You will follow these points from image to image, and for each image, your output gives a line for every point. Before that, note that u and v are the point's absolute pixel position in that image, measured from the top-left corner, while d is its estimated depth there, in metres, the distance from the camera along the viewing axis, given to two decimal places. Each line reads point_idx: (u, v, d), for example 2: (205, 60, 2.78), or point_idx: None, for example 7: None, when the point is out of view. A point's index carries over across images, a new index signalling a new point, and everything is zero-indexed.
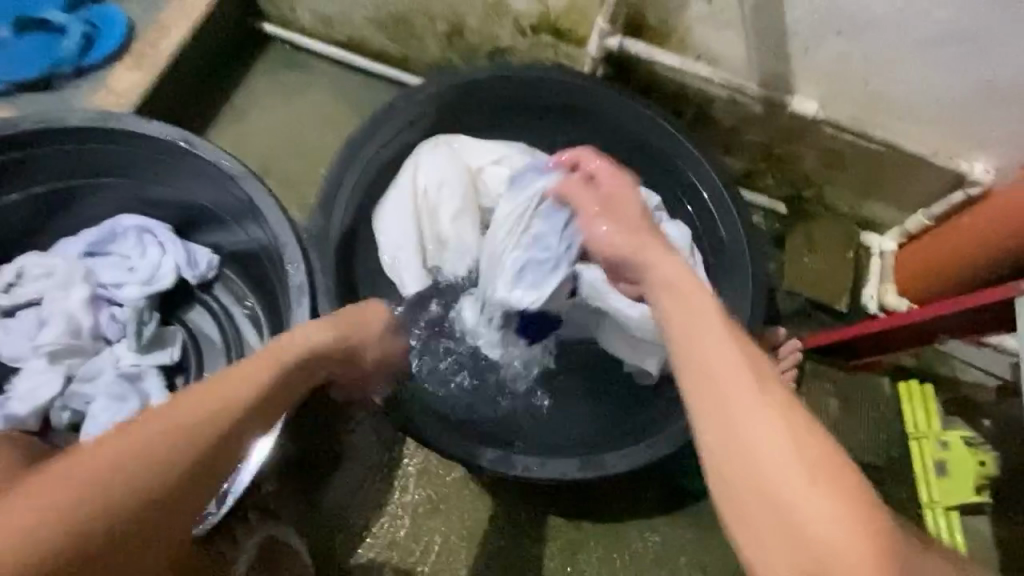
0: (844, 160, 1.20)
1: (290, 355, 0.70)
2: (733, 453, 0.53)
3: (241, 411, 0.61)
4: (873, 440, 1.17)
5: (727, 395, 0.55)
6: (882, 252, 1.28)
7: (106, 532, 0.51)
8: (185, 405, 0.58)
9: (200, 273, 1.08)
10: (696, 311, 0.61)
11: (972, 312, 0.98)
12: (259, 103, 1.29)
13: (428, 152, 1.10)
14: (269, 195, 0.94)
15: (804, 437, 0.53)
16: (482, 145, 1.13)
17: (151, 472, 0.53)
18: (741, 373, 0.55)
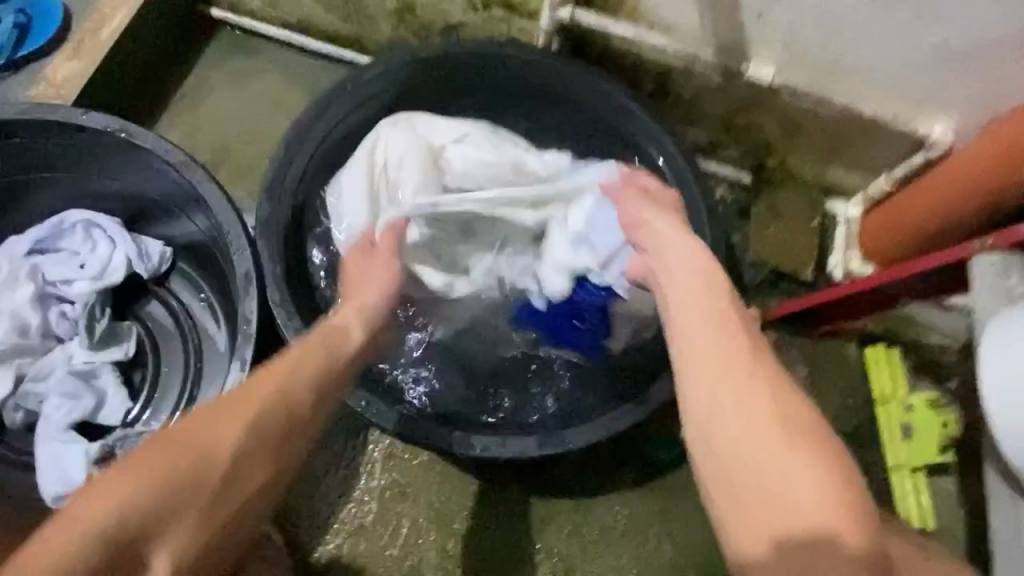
0: (804, 127, 1.19)
1: (329, 349, 0.78)
2: (716, 418, 0.62)
3: (275, 405, 0.71)
4: (839, 405, 1.17)
5: (717, 369, 0.63)
6: (847, 219, 1.27)
7: (153, 511, 0.60)
8: (233, 401, 0.69)
9: (153, 266, 1.06)
10: (688, 305, 0.70)
11: (929, 275, 0.98)
12: (209, 90, 1.26)
13: (387, 131, 1.06)
14: (213, 182, 0.92)
15: (785, 405, 0.61)
16: (445, 124, 1.09)
17: (201, 467, 0.64)
18: (727, 351, 0.64)
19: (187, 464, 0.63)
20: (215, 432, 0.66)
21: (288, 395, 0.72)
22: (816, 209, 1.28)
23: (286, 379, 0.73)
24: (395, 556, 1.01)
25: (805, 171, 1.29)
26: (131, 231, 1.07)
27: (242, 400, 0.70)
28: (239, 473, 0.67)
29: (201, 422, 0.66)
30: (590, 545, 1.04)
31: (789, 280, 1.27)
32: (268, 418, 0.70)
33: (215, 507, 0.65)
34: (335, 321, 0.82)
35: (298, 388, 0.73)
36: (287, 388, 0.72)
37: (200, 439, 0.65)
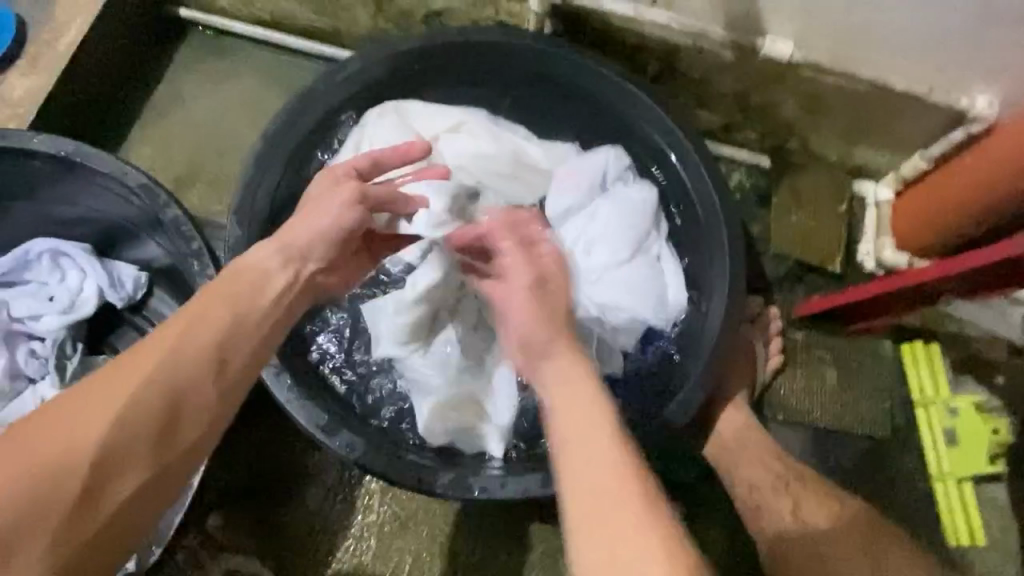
0: (829, 103, 1.07)
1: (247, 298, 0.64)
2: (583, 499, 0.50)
3: (160, 377, 0.57)
4: (877, 410, 1.07)
5: (585, 430, 0.53)
6: (877, 202, 1.17)
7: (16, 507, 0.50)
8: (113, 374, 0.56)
9: (127, 294, 0.99)
10: (584, 411, 0.55)
11: (979, 272, 0.89)
12: (181, 97, 1.18)
13: (374, 121, 0.98)
14: (175, 205, 0.84)
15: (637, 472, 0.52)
16: (437, 111, 1.02)
17: (61, 463, 0.52)
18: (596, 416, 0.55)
19: (38, 468, 0.51)
20: (84, 408, 0.54)
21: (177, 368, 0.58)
22: (843, 193, 1.17)
23: (175, 348, 0.58)
24: None
25: (830, 151, 1.17)
26: (103, 257, 1.00)
27: (112, 378, 0.56)
28: (113, 462, 0.54)
29: (61, 407, 0.53)
30: None
31: (815, 272, 1.17)
32: (155, 399, 0.56)
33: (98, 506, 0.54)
34: (253, 260, 0.67)
35: (193, 359, 0.59)
36: (177, 355, 0.58)
37: (57, 430, 0.52)
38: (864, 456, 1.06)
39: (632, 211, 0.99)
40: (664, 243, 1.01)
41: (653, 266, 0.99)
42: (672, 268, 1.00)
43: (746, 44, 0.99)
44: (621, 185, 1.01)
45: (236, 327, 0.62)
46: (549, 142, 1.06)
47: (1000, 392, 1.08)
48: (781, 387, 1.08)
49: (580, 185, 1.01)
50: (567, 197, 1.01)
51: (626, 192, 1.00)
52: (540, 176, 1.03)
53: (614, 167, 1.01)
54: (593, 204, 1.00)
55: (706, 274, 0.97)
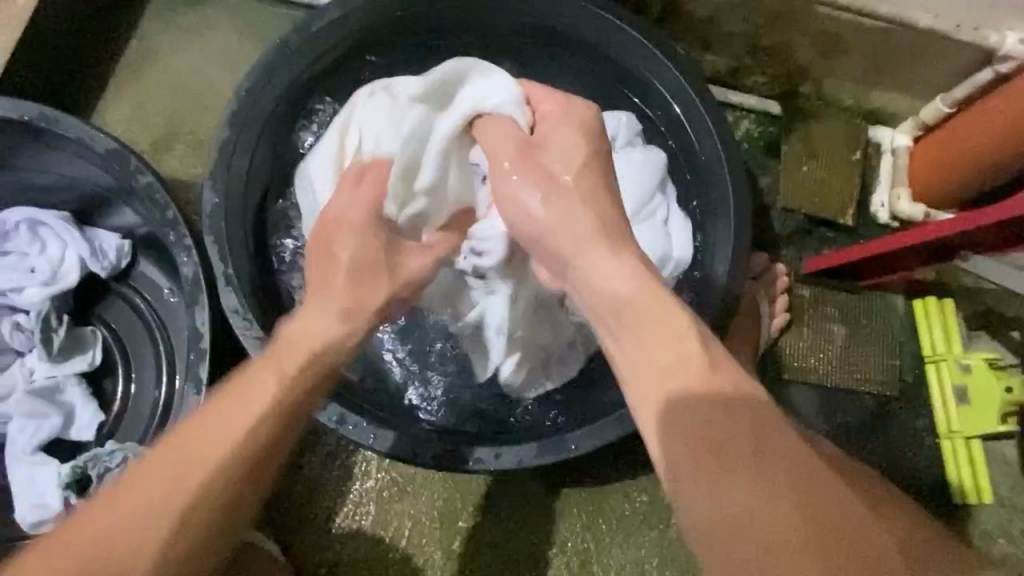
0: (845, 43, 1.00)
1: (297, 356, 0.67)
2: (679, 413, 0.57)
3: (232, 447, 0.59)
4: (886, 367, 1.04)
5: (656, 351, 0.61)
6: (894, 149, 1.10)
7: None
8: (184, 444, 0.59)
9: (111, 263, 0.96)
10: (656, 327, 0.61)
11: (996, 228, 0.85)
12: (154, 52, 1.11)
13: (361, 104, 0.88)
14: (147, 172, 0.80)
15: (762, 434, 0.55)
16: (430, 84, 0.88)
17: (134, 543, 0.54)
18: (677, 340, 0.60)
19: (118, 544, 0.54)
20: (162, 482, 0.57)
21: (222, 463, 0.59)
22: (857, 140, 1.11)
23: (224, 438, 0.59)
24: (398, 559, 0.95)
25: (843, 95, 1.10)
26: (83, 224, 0.97)
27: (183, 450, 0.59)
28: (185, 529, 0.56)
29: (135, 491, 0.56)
30: (607, 536, 0.96)
31: (826, 226, 1.11)
32: (222, 469, 0.58)
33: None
34: (303, 321, 0.69)
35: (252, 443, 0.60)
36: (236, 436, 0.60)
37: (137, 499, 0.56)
38: (872, 414, 1.04)
39: (631, 174, 0.91)
40: (677, 210, 0.94)
41: (659, 231, 0.91)
42: (679, 231, 0.93)
43: None
44: (628, 149, 0.94)
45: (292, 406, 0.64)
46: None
47: (1014, 347, 1.05)
48: (785, 346, 1.05)
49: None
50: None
51: (632, 154, 0.93)
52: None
53: (625, 130, 0.94)
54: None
55: (714, 221, 0.92)
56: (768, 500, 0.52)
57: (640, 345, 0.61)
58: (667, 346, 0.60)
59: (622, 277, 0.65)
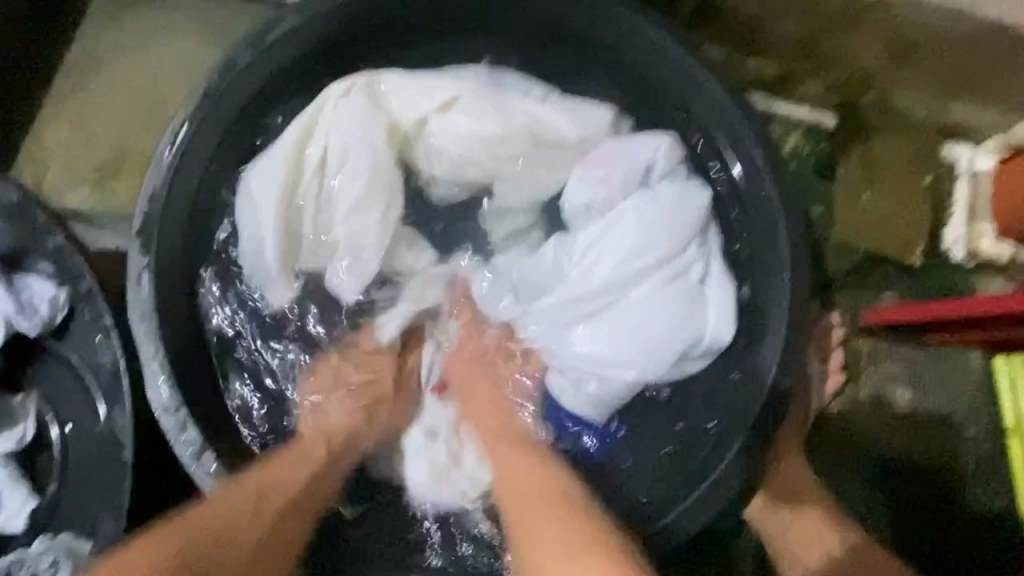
0: (921, 49, 0.81)
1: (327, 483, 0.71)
2: None
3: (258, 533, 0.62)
4: (959, 439, 0.89)
5: (548, 541, 0.60)
6: (973, 173, 0.92)
7: None
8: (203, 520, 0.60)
9: (43, 318, 0.81)
10: (529, 509, 0.64)
11: None
12: (96, 59, 0.95)
13: (334, 103, 0.76)
14: (60, 231, 0.65)
15: None
16: (420, 82, 0.78)
17: None
18: (565, 529, 0.61)
19: None
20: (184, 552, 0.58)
21: (233, 547, 0.60)
22: (929, 161, 0.92)
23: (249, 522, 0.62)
24: None
25: (915, 106, 0.91)
26: (12, 272, 0.82)
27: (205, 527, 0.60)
28: None
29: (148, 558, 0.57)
30: None
31: (888, 266, 0.93)
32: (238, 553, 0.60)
33: None
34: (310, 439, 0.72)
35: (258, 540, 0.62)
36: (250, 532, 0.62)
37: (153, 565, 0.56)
38: (939, 498, 0.88)
39: (664, 220, 0.75)
40: (716, 263, 0.77)
41: (685, 294, 0.75)
42: (717, 296, 0.76)
43: None
44: (674, 182, 0.77)
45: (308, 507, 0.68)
46: (582, 105, 0.80)
47: None
48: (835, 415, 0.89)
49: (609, 180, 0.78)
50: (588, 190, 0.78)
51: (681, 189, 0.76)
52: (567, 157, 0.80)
53: (665, 160, 0.77)
54: (622, 205, 0.76)
55: (763, 276, 0.76)
56: None
57: (537, 545, 0.61)
58: (555, 535, 0.60)
59: (492, 467, 0.72)
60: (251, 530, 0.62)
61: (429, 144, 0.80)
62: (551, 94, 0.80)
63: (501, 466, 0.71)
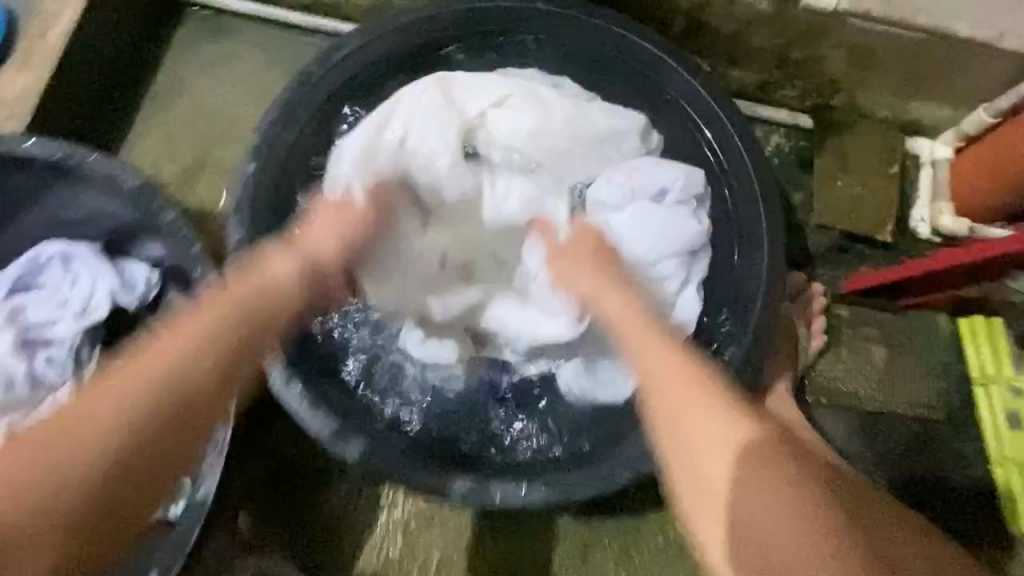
0: (880, 56, 0.97)
1: (167, 369, 0.60)
2: (693, 442, 0.60)
3: (168, 394, 0.60)
4: (932, 391, 1.00)
5: (682, 405, 0.61)
6: (933, 162, 1.06)
7: (66, 512, 0.55)
8: (93, 395, 0.58)
9: (140, 295, 0.97)
10: (642, 352, 0.65)
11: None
12: (182, 83, 1.13)
13: (408, 88, 0.91)
14: (173, 210, 0.81)
15: (751, 457, 0.58)
16: (481, 80, 0.93)
17: (110, 507, 0.58)
18: (674, 376, 0.62)
19: (61, 482, 0.55)
20: (138, 401, 0.58)
21: (87, 402, 0.58)
22: (894, 153, 1.07)
23: (115, 417, 0.57)
24: None
25: (879, 107, 1.06)
26: (114, 257, 0.98)
27: (69, 432, 0.56)
28: (76, 474, 0.56)
29: (62, 444, 0.56)
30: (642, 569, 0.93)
31: (863, 243, 1.07)
32: (150, 405, 0.59)
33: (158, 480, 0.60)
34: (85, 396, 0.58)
35: (133, 402, 0.58)
36: (164, 387, 0.60)
37: (47, 467, 0.55)
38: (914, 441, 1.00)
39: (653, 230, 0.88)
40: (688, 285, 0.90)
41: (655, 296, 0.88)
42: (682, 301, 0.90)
43: None
44: (679, 209, 0.89)
45: (153, 401, 0.59)
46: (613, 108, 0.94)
47: None
48: (820, 370, 1.01)
49: (627, 187, 0.90)
50: (614, 190, 0.91)
51: (680, 215, 0.88)
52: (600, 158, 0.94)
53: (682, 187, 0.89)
54: (629, 207, 0.90)
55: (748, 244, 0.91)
56: (802, 479, 0.58)
57: (674, 412, 0.61)
58: (682, 383, 0.62)
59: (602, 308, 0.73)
60: (163, 383, 0.60)
61: (489, 132, 0.93)
62: (618, 117, 0.93)
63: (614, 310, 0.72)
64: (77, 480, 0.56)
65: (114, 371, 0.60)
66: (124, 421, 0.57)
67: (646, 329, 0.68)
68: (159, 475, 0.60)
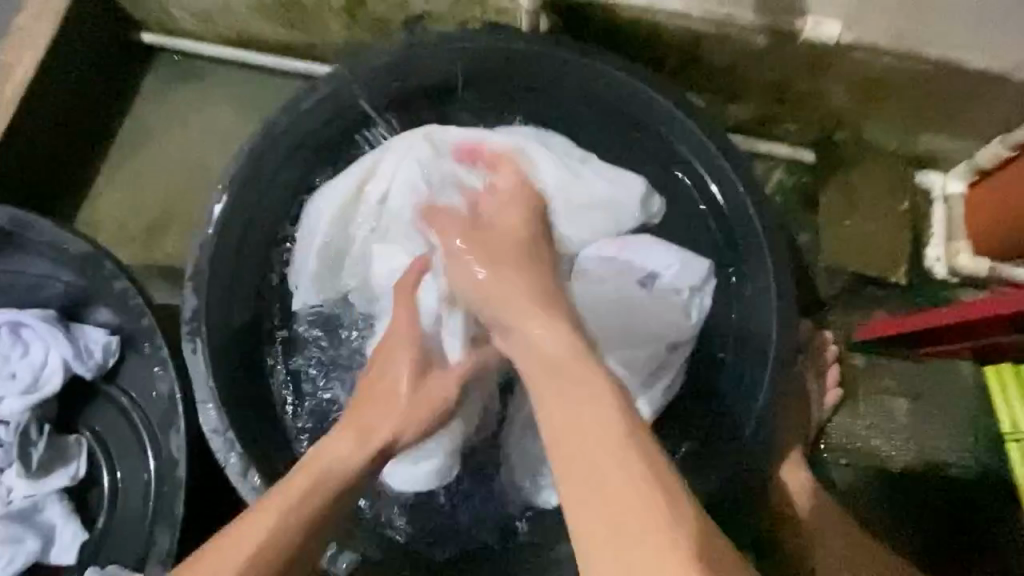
0: (887, 90, 0.90)
1: (381, 435, 0.69)
2: (579, 457, 0.51)
3: (358, 458, 0.67)
4: (958, 451, 0.91)
5: (594, 459, 0.51)
6: (945, 197, 1.00)
7: (287, 551, 0.61)
8: (281, 496, 0.63)
9: (96, 363, 0.89)
10: (561, 389, 0.56)
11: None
12: (151, 134, 1.07)
13: (396, 146, 0.87)
14: (123, 277, 0.75)
15: (654, 524, 0.47)
16: (473, 137, 0.88)
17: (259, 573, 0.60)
18: (596, 408, 0.53)
19: (249, 564, 0.59)
20: (318, 480, 0.65)
21: (330, 471, 0.66)
22: (905, 190, 1.00)
23: (320, 476, 0.65)
24: None
25: (887, 140, 1.00)
26: (69, 322, 0.90)
27: (283, 497, 0.63)
28: (303, 522, 0.63)
29: (268, 513, 0.62)
30: None
31: (876, 285, 0.99)
32: (330, 481, 0.65)
33: (329, 528, 0.65)
34: (326, 449, 0.67)
35: (342, 475, 0.66)
36: (335, 467, 0.66)
37: (260, 523, 0.61)
38: (939, 507, 0.92)
39: (633, 316, 0.85)
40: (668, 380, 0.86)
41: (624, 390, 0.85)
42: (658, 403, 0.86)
43: (783, 28, 0.83)
44: (665, 296, 0.86)
45: (349, 457, 0.67)
46: (615, 171, 0.90)
47: None
48: (837, 425, 0.93)
49: (618, 260, 0.88)
50: (606, 263, 0.88)
51: (668, 303, 0.86)
52: (596, 217, 0.89)
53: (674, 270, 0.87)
54: (615, 284, 0.87)
55: (754, 297, 0.84)
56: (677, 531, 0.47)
57: (577, 453, 0.52)
58: (597, 430, 0.52)
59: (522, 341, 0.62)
60: (352, 458, 0.67)
61: None
62: (620, 180, 0.89)
63: (530, 338, 0.61)
64: (284, 545, 0.61)
65: (330, 436, 0.69)
66: (309, 504, 0.63)
67: (575, 360, 0.57)
68: (317, 546, 0.64)
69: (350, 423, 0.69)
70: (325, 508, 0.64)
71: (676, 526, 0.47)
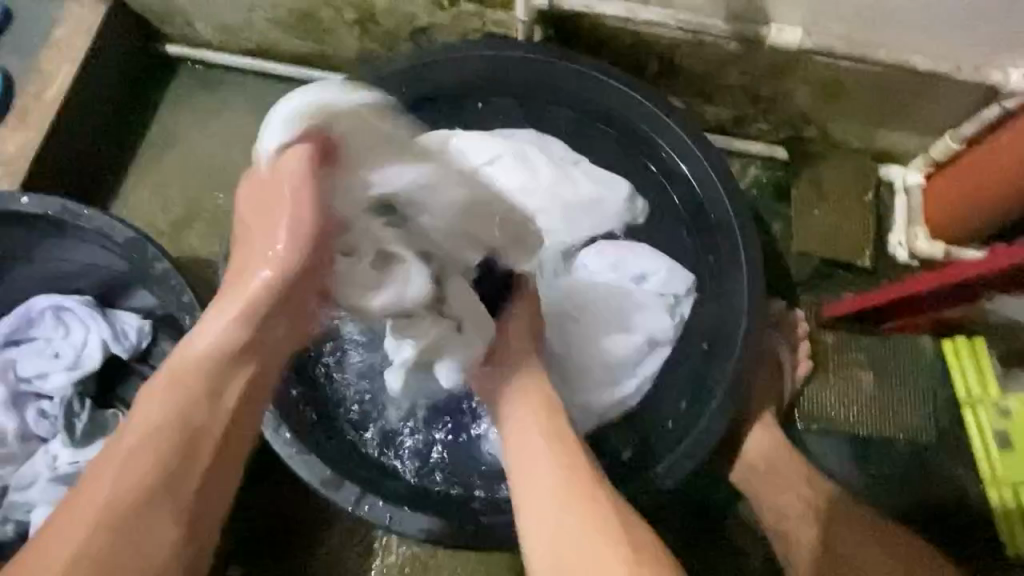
0: (847, 90, 1.00)
1: (191, 367, 0.63)
2: (536, 507, 0.65)
3: (203, 384, 0.63)
4: (919, 416, 1.00)
5: (549, 494, 0.65)
6: (906, 188, 1.09)
7: (144, 495, 0.59)
8: (141, 418, 0.62)
9: (132, 344, 0.96)
10: (531, 469, 0.68)
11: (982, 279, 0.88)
12: (175, 137, 1.16)
13: None
14: (165, 258, 0.85)
15: (585, 543, 0.61)
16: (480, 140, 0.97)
17: (121, 525, 0.57)
18: (550, 473, 0.66)
19: (105, 516, 0.57)
20: (163, 416, 0.62)
21: (171, 405, 0.62)
22: (868, 182, 1.09)
23: (162, 413, 0.62)
24: None
25: (850, 137, 1.10)
26: (106, 307, 0.99)
27: (131, 447, 0.60)
28: (154, 456, 0.61)
29: (118, 457, 0.60)
30: None
31: (844, 269, 1.09)
32: (170, 414, 0.62)
33: (203, 468, 0.63)
34: (186, 352, 0.64)
35: (180, 403, 0.62)
36: (181, 394, 0.63)
37: (113, 471, 0.59)
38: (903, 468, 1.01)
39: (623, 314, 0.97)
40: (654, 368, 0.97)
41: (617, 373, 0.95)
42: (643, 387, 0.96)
43: (751, 35, 0.93)
44: (651, 296, 0.97)
45: (179, 384, 0.63)
46: (602, 173, 1.00)
47: None
48: (809, 395, 1.02)
49: (612, 261, 0.99)
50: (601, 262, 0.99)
51: (654, 302, 0.97)
52: (587, 217, 1.00)
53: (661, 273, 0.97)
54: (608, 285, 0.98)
55: (728, 277, 0.93)
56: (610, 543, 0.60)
57: (541, 502, 0.65)
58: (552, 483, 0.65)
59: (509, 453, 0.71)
60: (183, 390, 0.63)
61: None
62: (607, 181, 0.99)
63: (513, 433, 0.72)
64: (125, 496, 0.58)
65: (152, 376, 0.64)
66: (151, 433, 0.61)
67: (540, 471, 0.68)
68: (195, 486, 0.62)
69: (193, 346, 0.64)
70: (180, 442, 0.61)
71: (615, 543, 0.60)
